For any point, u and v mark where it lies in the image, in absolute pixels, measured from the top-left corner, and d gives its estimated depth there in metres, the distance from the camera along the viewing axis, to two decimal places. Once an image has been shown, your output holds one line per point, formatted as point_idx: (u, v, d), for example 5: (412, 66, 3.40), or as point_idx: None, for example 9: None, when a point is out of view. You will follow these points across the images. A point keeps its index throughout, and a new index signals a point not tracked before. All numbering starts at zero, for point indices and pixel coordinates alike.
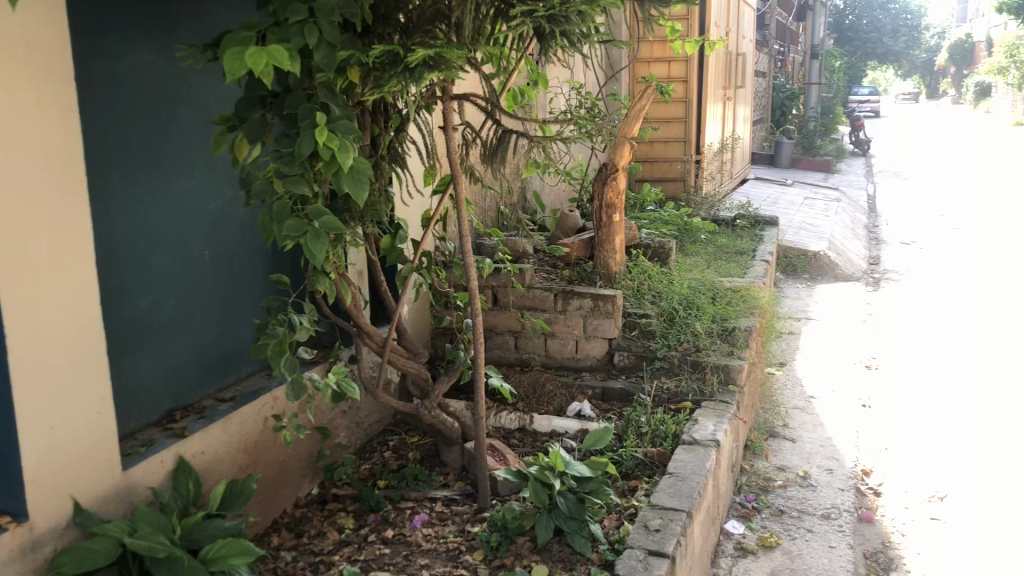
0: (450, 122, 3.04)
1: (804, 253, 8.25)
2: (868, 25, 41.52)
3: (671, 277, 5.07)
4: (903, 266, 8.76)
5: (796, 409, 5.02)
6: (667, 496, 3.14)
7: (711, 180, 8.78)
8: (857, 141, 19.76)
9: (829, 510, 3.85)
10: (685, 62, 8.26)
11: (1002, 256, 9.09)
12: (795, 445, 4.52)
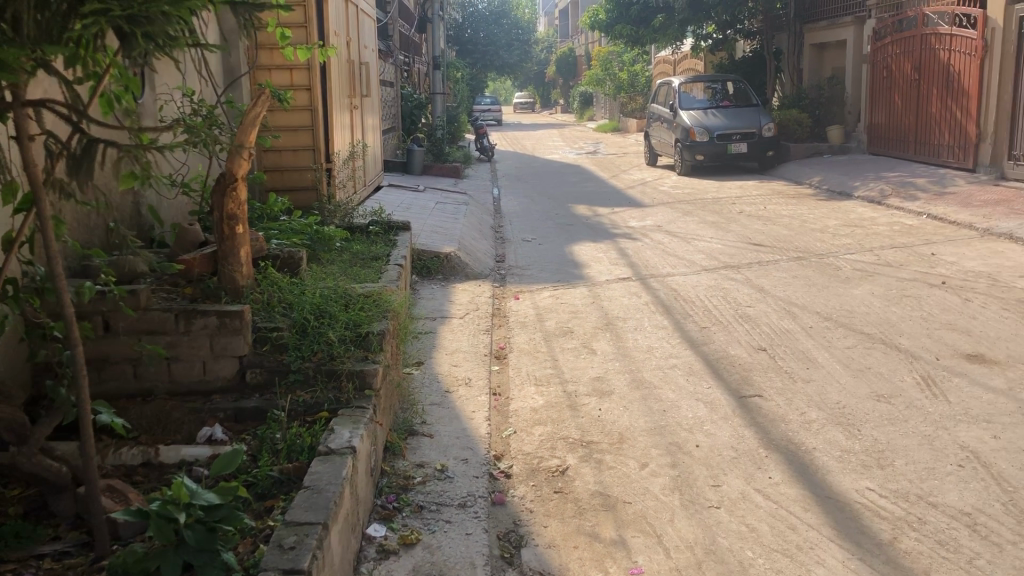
0: (26, 132, 2.70)
1: (437, 255, 8.54)
2: (485, 38, 44.41)
3: (302, 286, 4.95)
4: (526, 262, 9.44)
5: (432, 405, 5.19)
6: (302, 511, 3.07)
7: (343, 188, 8.79)
8: (482, 147, 20.97)
9: (465, 499, 4.06)
10: (306, 70, 8.23)
11: (607, 247, 10.13)
12: (432, 440, 4.68)
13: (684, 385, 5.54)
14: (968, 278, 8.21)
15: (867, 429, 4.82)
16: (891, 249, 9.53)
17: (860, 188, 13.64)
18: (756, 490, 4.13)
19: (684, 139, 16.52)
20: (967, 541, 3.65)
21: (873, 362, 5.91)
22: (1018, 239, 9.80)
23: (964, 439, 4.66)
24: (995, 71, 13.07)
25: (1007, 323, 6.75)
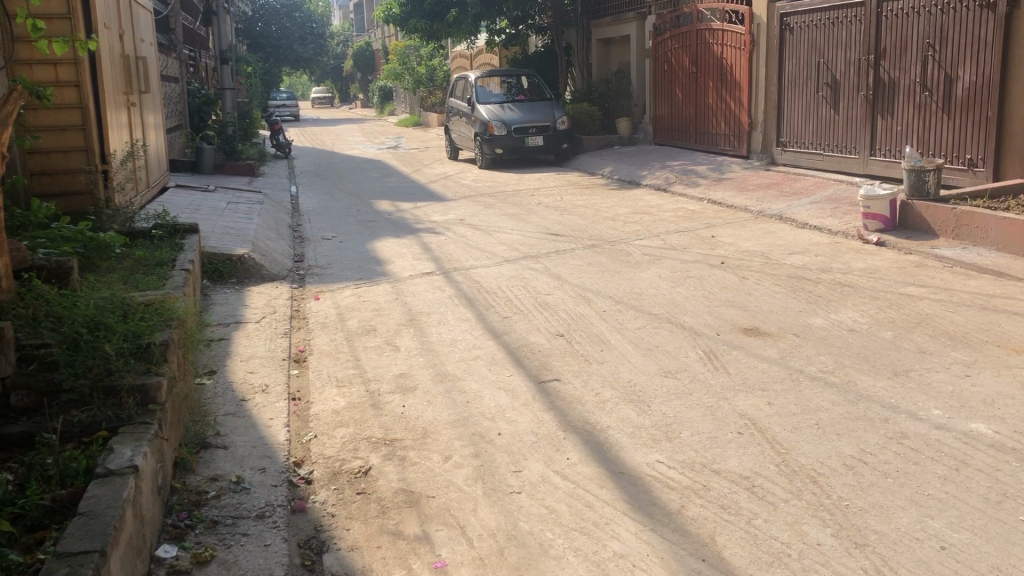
0: None
1: (229, 257, 8.20)
2: (276, 32, 43.10)
3: (73, 298, 4.60)
4: (325, 261, 9.26)
5: (227, 416, 4.98)
6: (77, 539, 2.85)
7: (122, 191, 8.26)
8: (278, 144, 20.33)
9: (263, 510, 3.92)
10: (73, 65, 7.67)
11: (408, 242, 10.09)
12: (227, 452, 4.49)
13: (485, 376, 5.60)
14: (744, 257, 8.82)
15: (657, 404, 5.07)
16: (677, 233, 10.07)
17: (648, 177, 14.33)
18: (555, 473, 4.25)
19: (482, 133, 16.72)
20: (747, 503, 3.92)
21: (661, 341, 6.22)
22: (787, 220, 10.64)
23: (742, 408, 5.01)
24: (762, 65, 14.11)
25: (778, 298, 7.31)
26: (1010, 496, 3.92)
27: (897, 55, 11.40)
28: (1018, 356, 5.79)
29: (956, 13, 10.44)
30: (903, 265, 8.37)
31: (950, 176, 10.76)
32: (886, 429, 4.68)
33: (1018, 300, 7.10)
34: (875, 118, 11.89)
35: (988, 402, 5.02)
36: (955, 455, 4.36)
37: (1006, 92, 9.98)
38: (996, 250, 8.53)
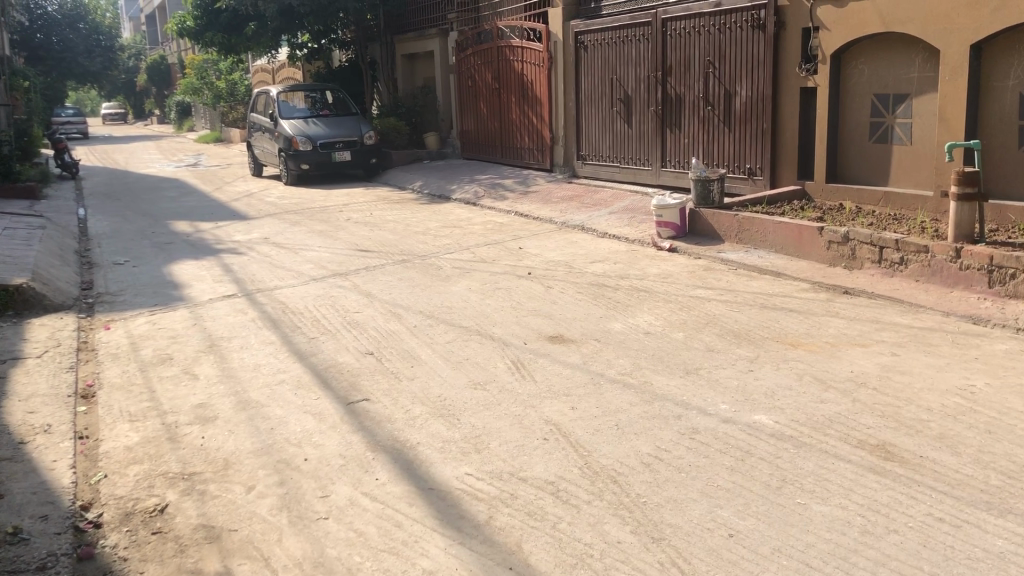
0: None
1: (6, 288, 7.56)
2: (59, 44, 40.32)
3: None
4: (117, 287, 8.73)
5: (3, 461, 4.58)
6: None
7: None
8: (63, 164, 18.98)
9: (44, 561, 3.64)
10: None
11: (209, 264, 9.67)
12: (3, 501, 4.13)
13: (291, 400, 5.46)
14: (549, 267, 9.08)
15: (466, 417, 5.12)
16: (485, 246, 10.23)
17: (456, 191, 14.48)
18: (363, 494, 4.20)
19: (286, 149, 16.33)
20: (551, 508, 4.03)
21: (469, 353, 6.29)
22: (588, 229, 11.04)
23: (547, 414, 5.14)
24: (560, 81, 14.60)
25: (581, 305, 7.57)
26: (788, 481, 4.25)
27: (682, 71, 12.11)
28: (795, 349, 6.29)
29: (732, 33, 11.23)
30: (695, 269, 8.89)
31: (734, 184, 11.54)
32: (679, 426, 4.95)
33: (794, 298, 7.72)
34: (665, 131, 12.57)
35: (769, 394, 5.42)
36: (740, 446, 4.67)
37: (778, 106, 10.83)
38: (775, 252, 9.22)
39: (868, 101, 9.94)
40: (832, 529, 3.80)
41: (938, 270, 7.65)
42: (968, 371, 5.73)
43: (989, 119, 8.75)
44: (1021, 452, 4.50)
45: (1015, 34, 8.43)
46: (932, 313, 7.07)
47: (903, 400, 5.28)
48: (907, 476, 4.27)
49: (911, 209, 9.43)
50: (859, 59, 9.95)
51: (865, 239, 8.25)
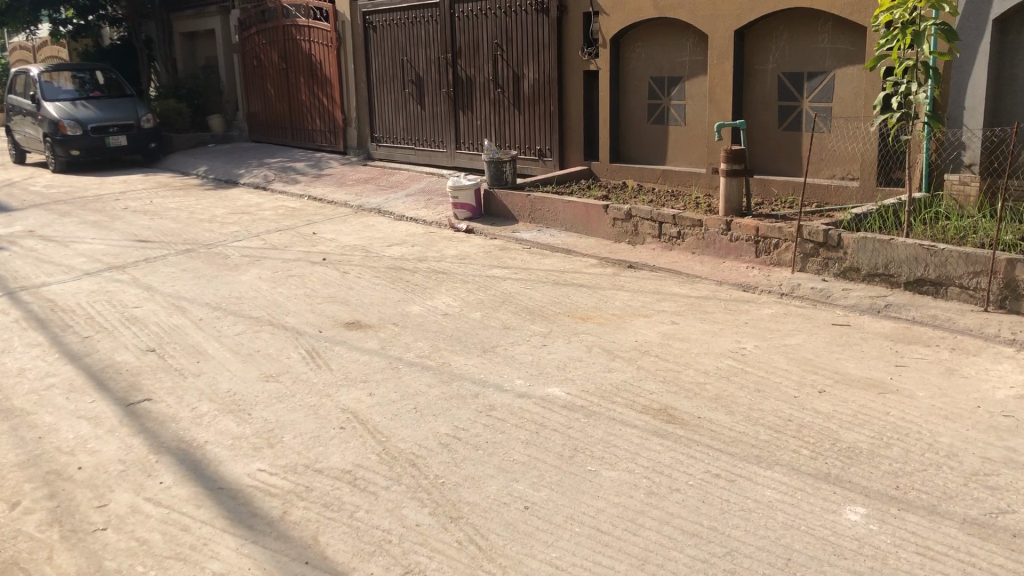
0: None
1: None
2: None
3: None
4: None
5: None
6: None
7: None
8: None
9: None
10: None
11: None
12: None
13: (62, 406, 5.04)
14: (344, 252, 8.91)
15: (257, 411, 4.93)
16: (277, 232, 9.89)
17: (245, 176, 13.90)
18: (145, 500, 3.95)
19: (52, 133, 15.05)
20: (349, 497, 3.96)
21: (261, 345, 6.06)
22: (384, 213, 10.93)
23: (344, 402, 5.05)
24: (350, 62, 14.32)
25: (377, 289, 7.48)
26: (580, 450, 4.40)
27: (470, 53, 12.20)
28: (585, 323, 6.52)
29: (517, 16, 11.42)
30: (490, 249, 9.01)
31: (525, 164, 11.78)
32: (475, 404, 5.00)
33: (584, 273, 7.99)
34: (457, 113, 12.64)
35: (561, 367, 5.58)
36: (535, 419, 4.78)
37: (563, 88, 11.14)
38: (565, 231, 9.51)
39: (646, 83, 10.46)
40: (621, 493, 3.97)
41: (711, 243, 8.15)
42: (739, 335, 6.16)
43: (751, 99, 9.43)
44: (785, 407, 4.89)
45: (772, 21, 9.12)
46: (708, 283, 7.54)
47: (683, 365, 5.60)
48: (687, 437, 4.54)
49: (687, 185, 10.01)
50: (637, 43, 10.44)
51: (646, 215, 8.66)
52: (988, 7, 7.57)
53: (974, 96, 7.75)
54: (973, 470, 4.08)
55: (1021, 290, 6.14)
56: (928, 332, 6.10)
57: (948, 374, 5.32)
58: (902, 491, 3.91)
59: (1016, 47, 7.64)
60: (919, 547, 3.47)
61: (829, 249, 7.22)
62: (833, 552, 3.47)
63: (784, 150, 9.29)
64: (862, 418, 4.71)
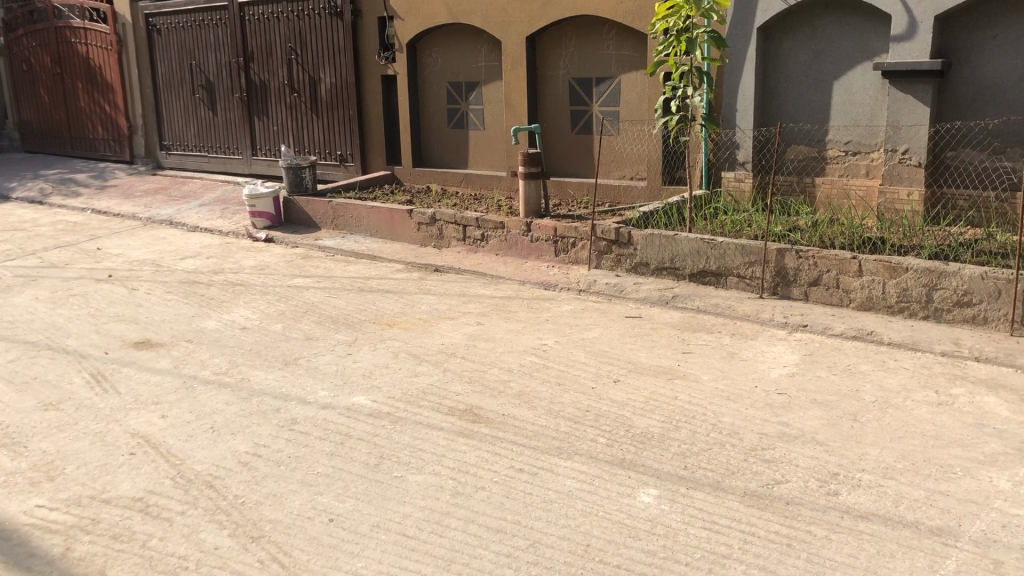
0: None
1: None
2: None
3: None
4: None
5: None
6: None
7: None
8: None
9: None
10: None
11: None
12: None
13: None
14: (133, 267, 8.41)
15: (36, 443, 4.57)
16: (55, 249, 9.20)
17: (18, 189, 12.82)
18: None
19: None
20: (140, 526, 3.74)
21: (38, 371, 5.62)
22: (176, 224, 10.42)
23: (134, 427, 4.77)
24: (133, 66, 13.55)
25: (169, 305, 7.12)
26: (385, 456, 4.37)
27: (263, 58, 11.85)
28: (389, 328, 6.50)
29: (310, 20, 11.20)
30: (291, 258, 8.79)
31: (325, 170, 11.59)
32: (277, 419, 4.86)
33: (388, 279, 7.95)
34: (252, 119, 12.26)
35: (366, 374, 5.53)
36: (339, 429, 4.71)
37: (361, 93, 11.05)
38: (369, 237, 9.43)
39: (444, 88, 10.56)
40: (426, 496, 3.99)
41: (513, 244, 8.34)
42: (540, 332, 6.34)
43: (546, 103, 9.73)
44: (583, 398, 5.08)
45: (561, 28, 9.44)
46: (510, 283, 7.70)
47: (487, 364, 5.69)
48: (491, 434, 4.62)
49: (488, 188, 10.19)
50: (433, 47, 10.52)
51: (450, 219, 8.73)
52: (754, 16, 8.19)
53: (744, 98, 8.35)
54: (753, 445, 4.41)
55: (789, 277, 6.68)
56: (712, 320, 6.52)
57: (729, 358, 5.71)
58: (689, 471, 4.15)
59: (779, 53, 8.30)
60: (706, 522, 3.70)
61: (621, 247, 7.56)
62: (628, 534, 3.63)
63: (578, 152, 9.66)
64: (653, 404, 4.98)
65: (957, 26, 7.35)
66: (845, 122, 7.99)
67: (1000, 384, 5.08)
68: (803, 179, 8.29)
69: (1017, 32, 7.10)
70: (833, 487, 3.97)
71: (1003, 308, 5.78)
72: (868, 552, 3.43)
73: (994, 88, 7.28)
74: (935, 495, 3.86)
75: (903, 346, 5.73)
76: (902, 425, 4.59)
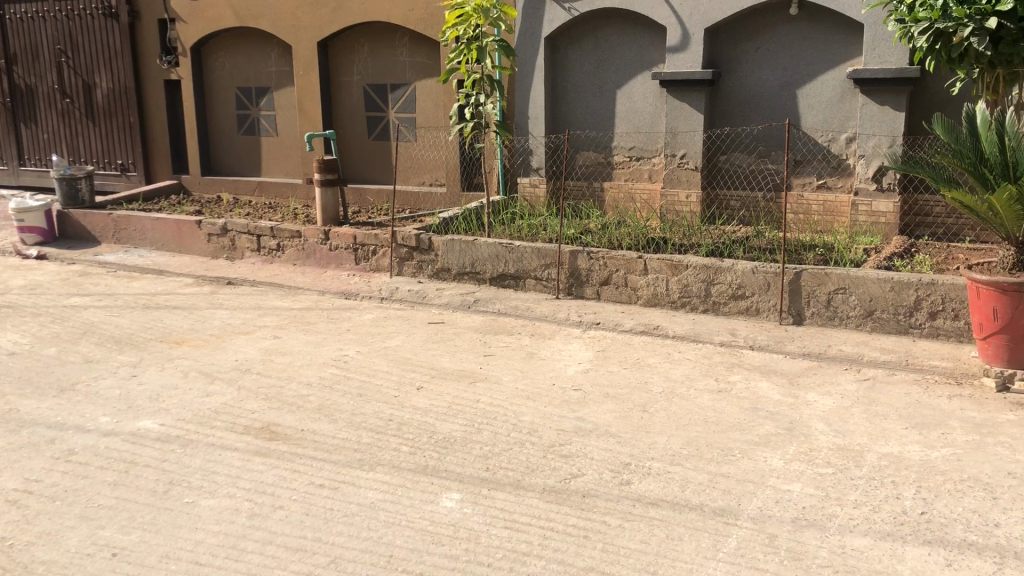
0: None
1: None
2: None
3: None
4: None
5: None
6: None
7: None
8: None
9: None
10: None
11: None
12: None
13: None
14: None
15: None
16: None
17: None
18: None
19: None
20: None
21: None
22: None
23: None
24: None
25: None
26: (175, 482, 4.14)
27: (28, 60, 10.96)
28: (179, 347, 6.16)
29: (81, 21, 10.46)
30: (67, 276, 8.16)
31: (105, 181, 10.88)
32: (51, 451, 4.49)
33: (177, 294, 7.55)
34: (18, 126, 11.31)
35: (153, 397, 5.21)
36: (123, 457, 4.42)
37: (142, 99, 10.44)
38: (156, 250, 8.93)
39: (233, 94, 10.17)
40: (220, 521, 3.80)
41: (311, 253, 8.14)
42: (341, 343, 6.22)
43: (340, 110, 9.60)
44: (385, 407, 5.03)
45: (354, 34, 9.35)
46: (309, 293, 7.51)
47: (285, 379, 5.52)
48: (290, 451, 4.48)
49: (283, 197, 9.90)
50: (220, 51, 10.12)
51: (242, 229, 8.41)
52: (541, 26, 8.45)
53: (534, 105, 8.59)
54: (551, 442, 4.52)
55: (582, 277, 6.93)
56: (512, 322, 6.64)
57: (529, 358, 5.84)
58: (491, 472, 4.21)
59: (566, 62, 8.60)
60: (507, 521, 3.76)
61: (421, 253, 7.57)
62: (431, 541, 3.62)
63: (374, 159, 9.58)
64: (456, 408, 5.00)
65: (726, 38, 7.91)
66: (629, 129, 8.38)
67: (773, 370, 5.50)
68: (592, 184, 8.65)
69: (776, 45, 7.70)
70: (625, 476, 4.14)
71: (772, 299, 6.25)
72: (659, 537, 3.61)
73: (760, 97, 7.86)
74: (717, 477, 4.12)
75: (686, 338, 6.08)
76: (687, 413, 4.87)
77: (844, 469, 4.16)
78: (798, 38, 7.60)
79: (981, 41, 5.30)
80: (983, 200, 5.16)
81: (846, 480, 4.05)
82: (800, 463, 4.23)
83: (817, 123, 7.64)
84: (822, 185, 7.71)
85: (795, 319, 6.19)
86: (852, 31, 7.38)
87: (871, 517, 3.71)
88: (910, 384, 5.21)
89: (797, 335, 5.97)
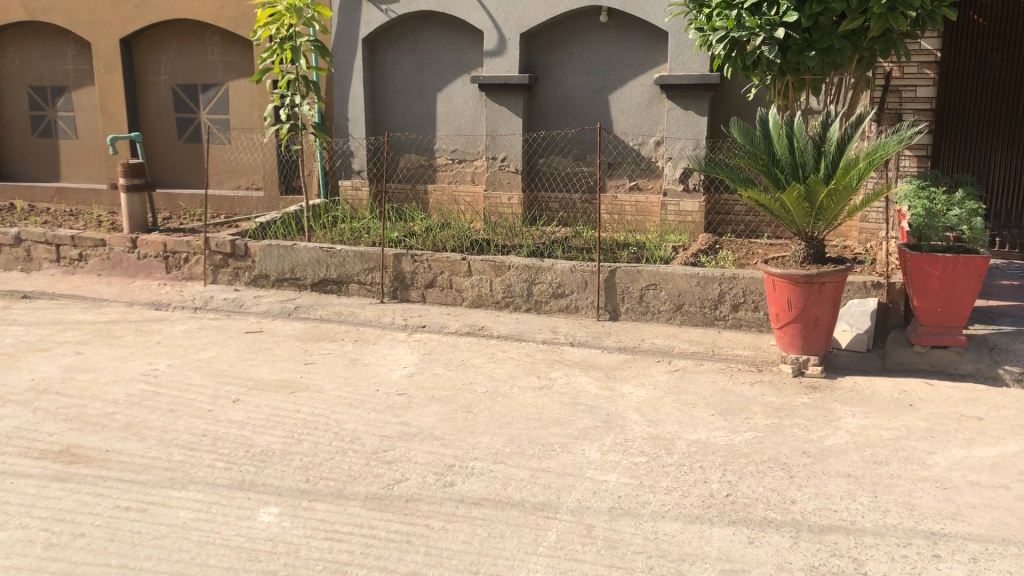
0: None
1: None
2: None
3: None
4: None
5: None
6: None
7: None
8: None
9: None
10: None
11: None
12: None
13: None
14: None
15: None
16: None
17: None
18: None
19: None
20: None
21: None
22: None
23: None
24: None
25: None
26: None
27: None
28: None
29: None
30: None
31: None
32: None
33: None
34: None
35: None
36: None
37: None
38: None
39: (25, 93, 9.46)
40: (12, 555, 3.51)
41: (117, 262, 7.68)
42: (150, 357, 5.89)
43: (148, 111, 9.12)
44: (200, 423, 4.80)
45: (159, 31, 8.89)
46: (116, 305, 7.08)
47: (87, 398, 5.16)
48: (93, 474, 4.20)
49: (87, 204, 9.30)
50: (10, 48, 9.39)
51: (39, 238, 7.83)
52: (358, 28, 8.35)
53: (353, 108, 8.48)
54: (373, 449, 4.46)
55: (407, 280, 6.89)
56: (335, 328, 6.51)
57: (352, 364, 5.74)
58: (311, 483, 4.10)
59: (384, 65, 8.54)
60: (328, 532, 3.68)
61: (238, 259, 7.30)
62: (247, 558, 3.49)
63: (186, 163, 9.16)
64: (275, 419, 4.85)
65: (541, 44, 8.09)
66: (450, 132, 8.42)
67: (591, 364, 5.67)
68: (414, 186, 8.63)
69: (588, 51, 7.95)
70: (449, 478, 4.15)
71: (590, 296, 6.45)
72: (480, 536, 3.63)
73: (575, 101, 8.09)
74: (537, 473, 4.19)
75: (509, 338, 6.16)
76: (510, 411, 4.93)
77: (657, 457, 4.34)
78: (608, 44, 7.87)
79: (771, 49, 5.66)
80: (775, 199, 5.51)
81: (658, 467, 4.23)
82: (616, 454, 4.38)
83: (629, 126, 7.95)
84: (633, 187, 8.03)
85: (611, 314, 6.42)
86: (658, 39, 7.72)
87: (680, 502, 3.89)
88: (717, 372, 5.51)
89: (614, 330, 6.18)
